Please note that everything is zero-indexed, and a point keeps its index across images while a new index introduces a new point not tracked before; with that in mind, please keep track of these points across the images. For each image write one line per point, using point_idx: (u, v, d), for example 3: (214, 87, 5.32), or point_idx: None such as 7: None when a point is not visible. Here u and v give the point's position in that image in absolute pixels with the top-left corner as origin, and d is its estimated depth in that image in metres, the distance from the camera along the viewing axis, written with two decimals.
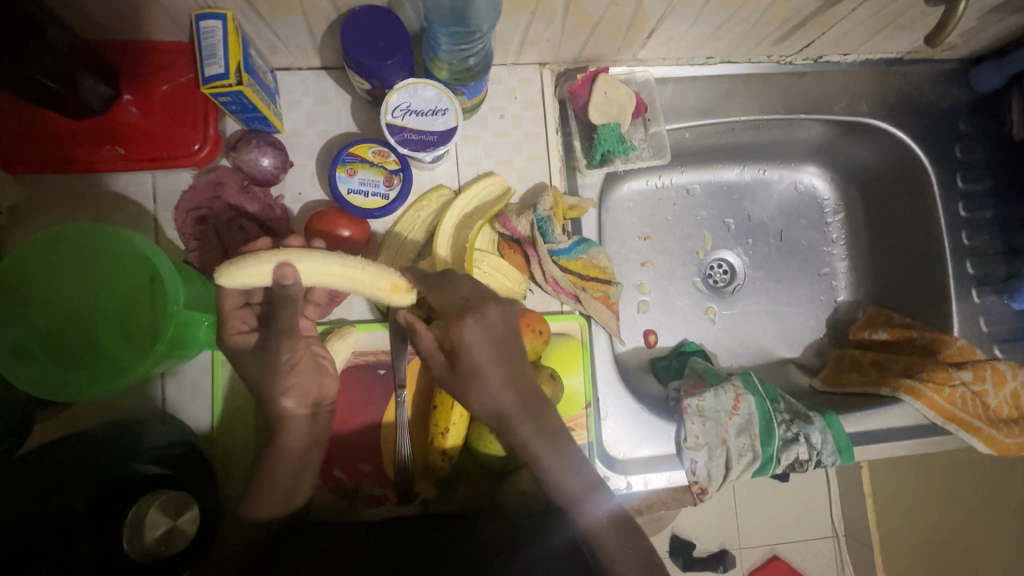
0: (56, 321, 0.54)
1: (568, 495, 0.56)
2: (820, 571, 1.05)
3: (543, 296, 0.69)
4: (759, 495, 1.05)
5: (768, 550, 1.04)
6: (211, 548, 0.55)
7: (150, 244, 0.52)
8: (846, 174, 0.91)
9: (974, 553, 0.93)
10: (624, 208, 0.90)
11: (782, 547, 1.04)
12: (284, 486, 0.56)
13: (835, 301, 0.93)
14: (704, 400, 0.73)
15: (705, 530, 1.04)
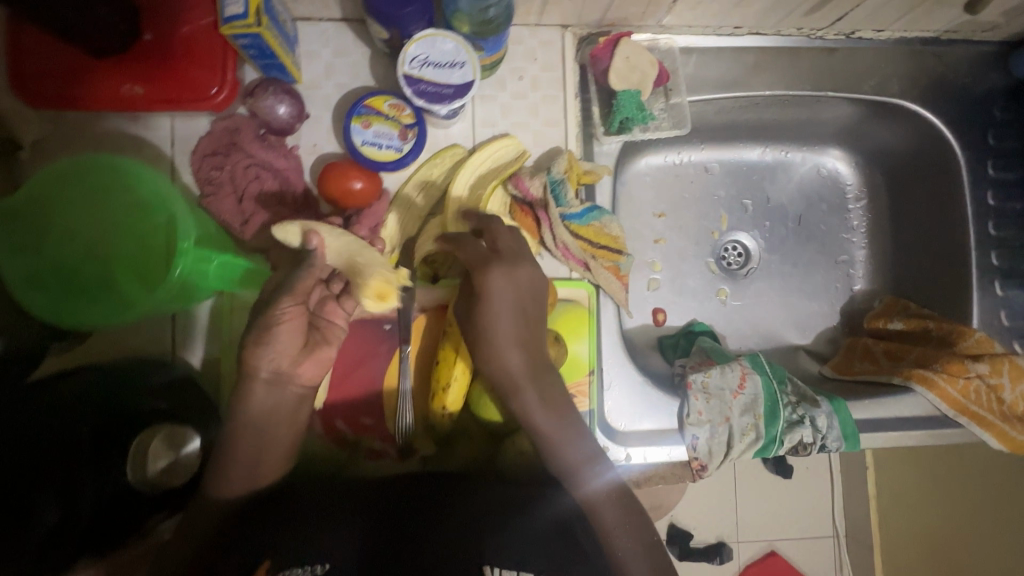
0: (71, 256, 0.55)
1: (559, 457, 0.58)
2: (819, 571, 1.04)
3: (552, 262, 0.68)
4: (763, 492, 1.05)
5: (767, 546, 1.04)
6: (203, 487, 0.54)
7: (168, 185, 0.53)
8: (871, 157, 0.89)
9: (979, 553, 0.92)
10: (639, 183, 0.90)
11: (781, 543, 1.04)
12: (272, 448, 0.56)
13: (851, 290, 0.92)
14: (709, 376, 0.73)
15: (705, 522, 1.04)
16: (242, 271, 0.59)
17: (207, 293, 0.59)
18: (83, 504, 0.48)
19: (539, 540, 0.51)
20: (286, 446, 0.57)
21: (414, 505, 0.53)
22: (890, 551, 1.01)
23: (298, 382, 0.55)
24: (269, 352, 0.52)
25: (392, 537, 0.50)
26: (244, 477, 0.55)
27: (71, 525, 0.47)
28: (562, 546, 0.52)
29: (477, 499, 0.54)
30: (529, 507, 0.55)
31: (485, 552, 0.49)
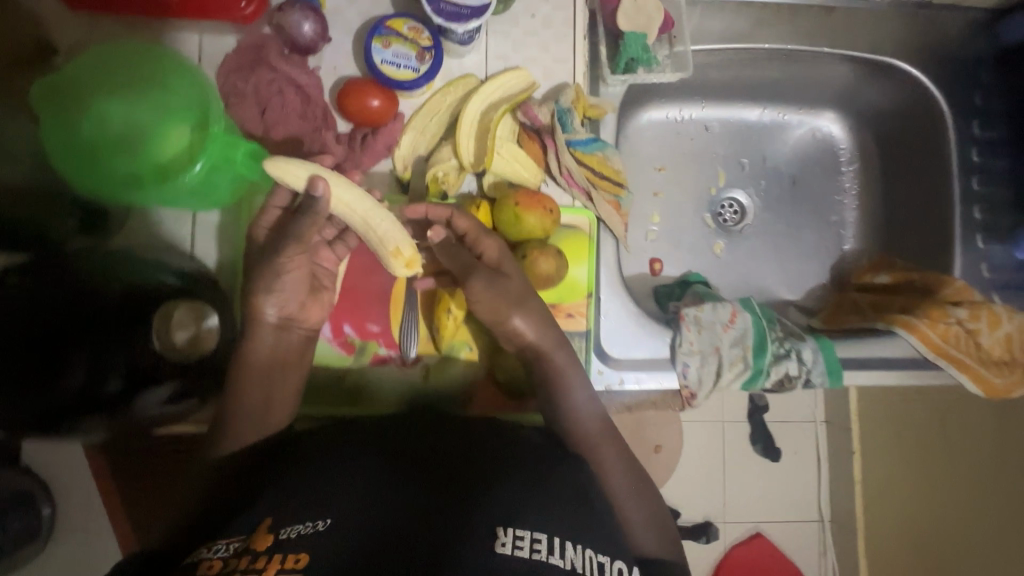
0: (102, 140, 0.55)
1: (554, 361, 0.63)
2: (804, 554, 1.08)
3: (556, 190, 0.71)
4: (751, 473, 1.09)
5: (751, 528, 1.08)
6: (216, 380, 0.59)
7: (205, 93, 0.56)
8: (864, 120, 0.93)
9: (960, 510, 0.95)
10: (641, 136, 0.93)
11: (766, 526, 1.08)
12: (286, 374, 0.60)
13: (841, 249, 0.95)
14: (701, 311, 0.76)
15: (694, 501, 1.07)
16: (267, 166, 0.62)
17: (230, 183, 0.62)
18: (110, 376, 0.51)
19: (552, 498, 0.50)
20: (293, 387, 0.61)
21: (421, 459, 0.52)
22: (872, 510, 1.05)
23: (305, 325, 0.62)
24: (287, 272, 0.57)
25: (402, 490, 0.48)
26: (254, 415, 0.59)
27: (94, 390, 0.52)
28: (573, 510, 0.50)
29: (488, 458, 0.53)
30: (541, 471, 0.53)
31: (498, 510, 0.47)
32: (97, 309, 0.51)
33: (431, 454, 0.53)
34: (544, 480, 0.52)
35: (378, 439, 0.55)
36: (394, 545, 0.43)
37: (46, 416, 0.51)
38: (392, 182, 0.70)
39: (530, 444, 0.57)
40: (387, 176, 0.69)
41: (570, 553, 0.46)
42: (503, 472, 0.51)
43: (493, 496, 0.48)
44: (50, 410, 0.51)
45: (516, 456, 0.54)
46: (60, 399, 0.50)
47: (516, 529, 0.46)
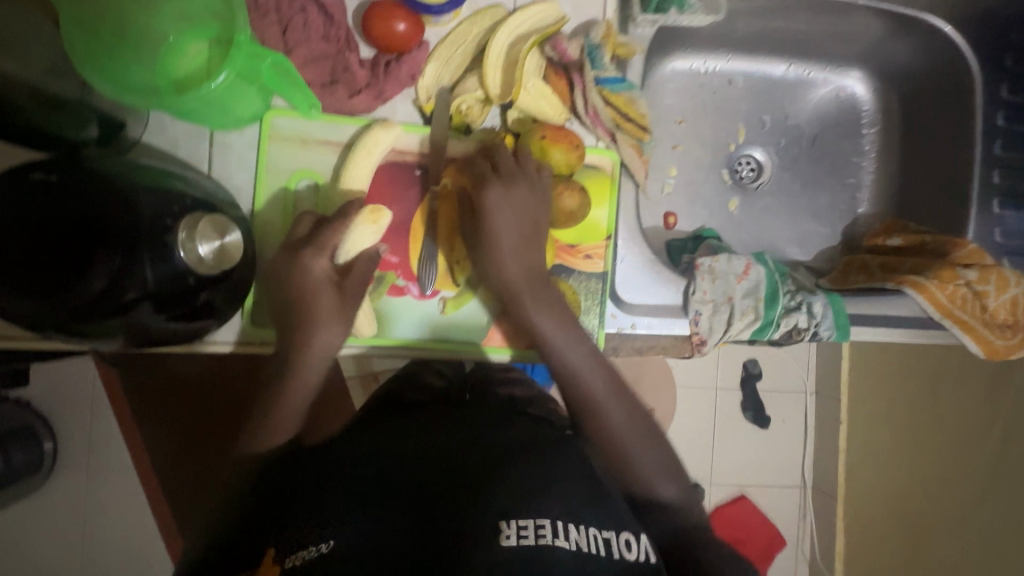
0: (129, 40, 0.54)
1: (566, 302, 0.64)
2: (783, 507, 1.30)
3: (580, 130, 0.70)
4: (738, 439, 1.28)
5: (738, 490, 1.28)
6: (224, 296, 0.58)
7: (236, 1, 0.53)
8: (889, 79, 0.92)
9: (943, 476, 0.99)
10: (664, 86, 0.91)
11: (750, 488, 1.28)
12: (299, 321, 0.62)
13: (854, 212, 0.95)
14: (716, 261, 0.77)
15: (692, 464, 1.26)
16: (300, 95, 0.61)
17: (255, 101, 0.61)
18: (131, 286, 0.50)
19: (552, 484, 0.52)
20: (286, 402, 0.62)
21: (417, 467, 0.53)
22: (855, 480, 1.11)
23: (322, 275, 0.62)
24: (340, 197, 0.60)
25: (399, 497, 0.50)
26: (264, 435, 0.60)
27: (114, 295, 0.50)
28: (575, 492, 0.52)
29: (481, 459, 0.54)
30: (539, 461, 0.55)
31: (502, 506, 0.48)
32: (122, 216, 0.49)
33: (428, 462, 0.54)
34: (543, 467, 0.54)
35: (375, 452, 0.56)
36: (404, 561, 0.44)
37: (68, 315, 0.50)
38: (415, 113, 0.68)
39: (525, 440, 0.59)
40: (411, 107, 0.68)
41: (574, 534, 0.47)
42: (499, 471, 0.52)
43: (495, 492, 0.50)
44: (68, 313, 0.49)
45: (512, 453, 0.55)
46: (81, 302, 0.49)
47: (517, 520, 0.47)
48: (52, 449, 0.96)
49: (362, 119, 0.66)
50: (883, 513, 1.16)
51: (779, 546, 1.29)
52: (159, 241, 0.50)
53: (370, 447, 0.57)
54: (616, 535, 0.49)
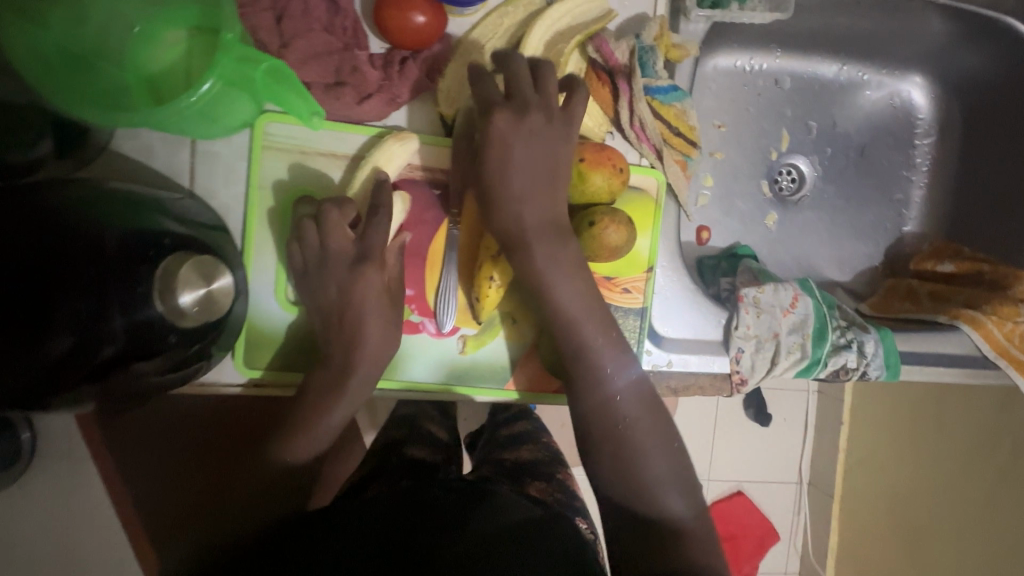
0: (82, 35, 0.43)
1: (604, 355, 0.55)
2: (780, 506, 1.25)
3: (622, 145, 0.61)
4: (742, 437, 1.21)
5: (734, 486, 1.22)
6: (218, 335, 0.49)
7: None
8: (951, 86, 0.84)
9: None
10: (705, 86, 0.82)
11: (747, 485, 1.22)
12: (308, 354, 0.58)
13: (900, 231, 0.88)
14: (762, 292, 0.69)
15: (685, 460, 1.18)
16: (298, 101, 0.50)
17: (246, 108, 0.51)
18: (105, 341, 0.42)
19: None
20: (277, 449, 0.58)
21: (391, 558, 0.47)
22: None
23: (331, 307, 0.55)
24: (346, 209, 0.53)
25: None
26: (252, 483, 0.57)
27: (85, 359, 0.42)
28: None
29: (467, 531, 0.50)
30: (537, 550, 0.49)
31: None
32: (88, 263, 0.41)
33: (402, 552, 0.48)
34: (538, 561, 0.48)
35: (349, 531, 0.50)
36: None
37: (28, 386, 0.41)
38: (434, 122, 0.59)
39: (523, 519, 0.53)
40: (429, 114, 0.58)
41: None
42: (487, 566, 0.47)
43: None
44: (27, 379, 0.41)
45: (508, 539, 0.50)
46: (44, 369, 0.41)
47: None
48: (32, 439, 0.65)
49: (373, 129, 0.57)
50: (886, 528, 1.12)
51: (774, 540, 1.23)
52: (133, 290, 0.42)
53: (345, 523, 0.51)
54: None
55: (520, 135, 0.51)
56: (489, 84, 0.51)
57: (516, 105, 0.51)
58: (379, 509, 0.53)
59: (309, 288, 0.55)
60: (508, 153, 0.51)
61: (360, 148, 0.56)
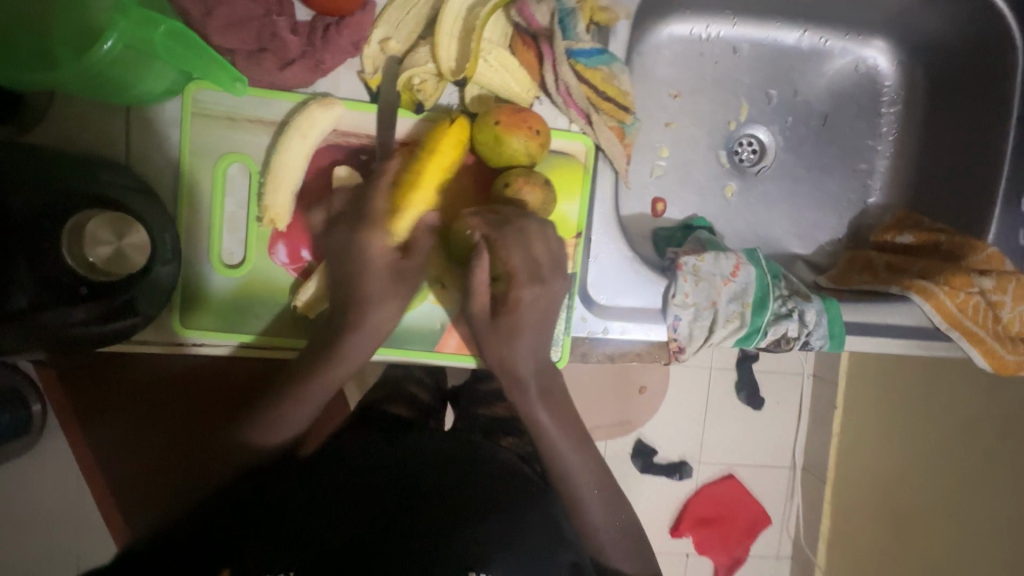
0: None
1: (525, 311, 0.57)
2: (774, 494, 1.16)
3: (551, 111, 0.62)
4: (734, 421, 1.14)
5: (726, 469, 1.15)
6: (137, 293, 0.50)
7: None
8: (915, 51, 0.82)
9: (923, 495, 0.95)
10: (659, 55, 0.81)
11: (739, 468, 1.15)
12: (242, 314, 0.59)
13: (864, 202, 0.87)
14: (701, 261, 0.69)
15: (670, 443, 1.12)
16: (221, 73, 0.51)
17: (167, 74, 0.53)
18: (18, 291, 0.46)
19: (507, 532, 0.61)
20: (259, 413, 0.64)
21: (379, 517, 0.60)
22: (841, 490, 1.10)
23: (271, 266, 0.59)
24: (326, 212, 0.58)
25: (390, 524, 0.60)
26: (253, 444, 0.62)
27: None
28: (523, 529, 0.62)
29: (451, 498, 0.63)
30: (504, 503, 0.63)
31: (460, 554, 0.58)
32: None
33: (382, 516, 0.60)
34: (500, 519, 0.62)
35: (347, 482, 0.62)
36: None
37: None
38: (360, 88, 0.60)
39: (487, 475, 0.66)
40: (356, 80, 0.59)
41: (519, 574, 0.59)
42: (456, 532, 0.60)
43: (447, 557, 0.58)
44: None
45: (471, 506, 0.62)
46: None
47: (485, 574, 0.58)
48: (40, 413, 0.78)
49: (298, 95, 0.58)
50: (862, 513, 1.05)
51: (764, 525, 1.15)
52: (41, 244, 0.46)
53: (346, 474, 0.63)
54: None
55: (537, 303, 0.59)
56: (512, 256, 0.56)
57: (529, 281, 0.59)
58: (374, 470, 0.64)
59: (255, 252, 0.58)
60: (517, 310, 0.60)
61: (287, 111, 0.58)
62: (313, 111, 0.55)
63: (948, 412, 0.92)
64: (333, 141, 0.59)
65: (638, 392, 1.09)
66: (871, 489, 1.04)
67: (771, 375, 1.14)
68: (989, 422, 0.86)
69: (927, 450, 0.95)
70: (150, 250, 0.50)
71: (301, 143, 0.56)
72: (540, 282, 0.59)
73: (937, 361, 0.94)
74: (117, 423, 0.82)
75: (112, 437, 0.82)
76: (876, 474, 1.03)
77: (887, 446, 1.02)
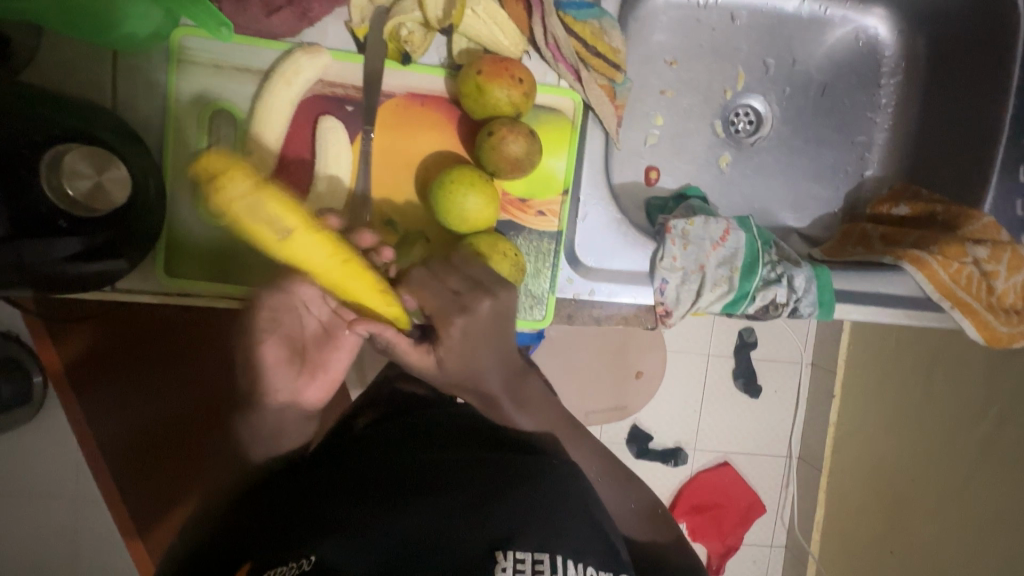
0: None
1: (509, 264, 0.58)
2: (767, 482, 1.15)
3: (540, 66, 0.62)
4: (730, 407, 1.13)
5: (721, 456, 1.14)
6: (119, 229, 0.51)
7: None
8: (918, 20, 0.80)
9: (919, 482, 0.94)
10: (656, 20, 0.80)
11: (735, 456, 1.14)
12: (227, 265, 0.59)
13: (862, 175, 0.86)
14: (691, 225, 0.68)
15: (665, 428, 1.10)
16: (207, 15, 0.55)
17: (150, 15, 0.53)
18: None
19: (547, 515, 0.47)
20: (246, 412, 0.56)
21: (382, 509, 0.46)
22: (837, 477, 1.08)
23: None
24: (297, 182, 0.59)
25: (396, 496, 0.48)
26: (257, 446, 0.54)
27: None
28: (560, 517, 0.48)
29: (464, 470, 0.51)
30: (530, 476, 0.51)
31: (478, 541, 0.44)
32: None
33: (389, 505, 0.47)
34: (534, 499, 0.48)
35: (334, 483, 0.50)
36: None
37: None
38: (347, 39, 0.59)
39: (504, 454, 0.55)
40: (343, 31, 0.59)
41: (572, 572, 0.44)
42: (480, 516, 0.46)
43: (467, 526, 0.45)
44: None
45: (488, 481, 0.50)
46: None
47: (516, 552, 0.44)
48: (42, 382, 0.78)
49: (284, 43, 0.58)
50: (862, 497, 1.03)
51: (759, 513, 1.14)
52: (18, 172, 0.46)
53: (339, 471, 0.52)
54: (550, 559, 0.44)
55: (466, 336, 0.53)
56: (445, 278, 0.53)
57: (473, 291, 0.53)
58: (376, 460, 0.53)
59: None
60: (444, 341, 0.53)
61: (273, 58, 0.58)
62: (296, 59, 0.56)
63: (950, 400, 0.90)
64: (322, 86, 0.58)
65: (635, 376, 1.07)
66: (871, 479, 1.02)
67: (770, 364, 1.13)
68: (992, 409, 0.84)
69: (925, 436, 0.94)
70: (131, 187, 0.50)
71: (279, 87, 0.55)
72: (484, 289, 0.53)
73: (935, 344, 0.93)
74: (121, 385, 0.82)
75: (113, 404, 0.81)
76: (875, 461, 1.01)
77: (886, 430, 1.00)
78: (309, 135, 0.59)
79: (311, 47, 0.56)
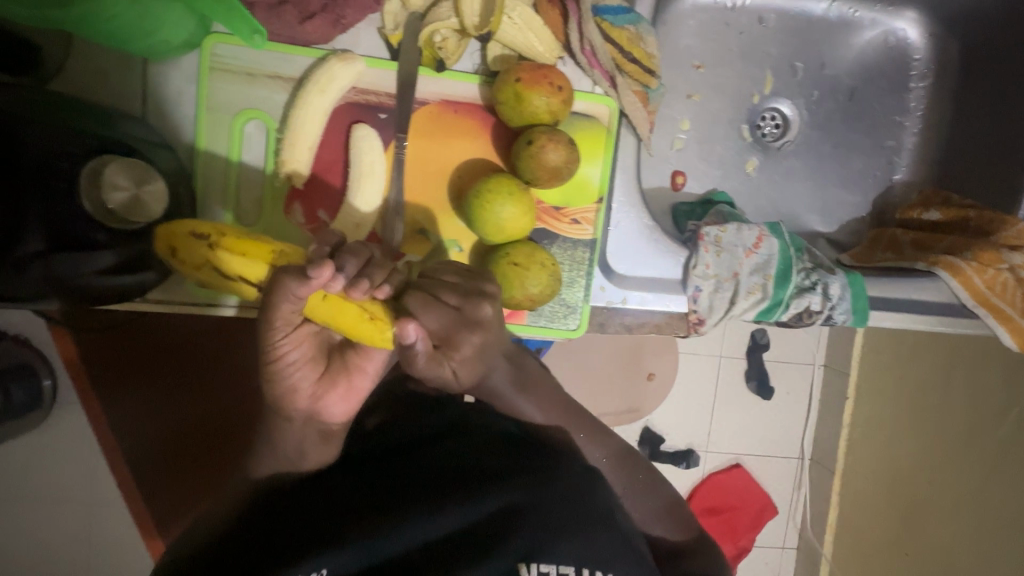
0: None
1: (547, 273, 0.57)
2: (781, 485, 1.12)
3: (574, 72, 0.61)
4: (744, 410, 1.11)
5: (734, 459, 1.11)
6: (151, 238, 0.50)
7: None
8: (950, 24, 0.79)
9: (936, 481, 0.93)
10: (683, 24, 0.80)
11: (748, 458, 1.11)
12: None
13: (890, 179, 0.85)
14: (724, 232, 0.67)
15: (679, 431, 1.08)
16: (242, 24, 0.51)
17: (185, 23, 0.52)
18: (27, 236, 0.43)
19: (574, 526, 0.47)
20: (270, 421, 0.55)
21: (407, 515, 0.47)
22: (851, 476, 1.05)
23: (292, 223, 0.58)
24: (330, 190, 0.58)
25: (415, 506, 0.47)
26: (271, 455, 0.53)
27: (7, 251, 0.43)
28: (586, 527, 0.47)
29: (487, 475, 0.50)
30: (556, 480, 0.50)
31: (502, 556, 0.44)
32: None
33: (410, 514, 0.47)
34: (560, 507, 0.48)
35: (354, 490, 0.50)
36: None
37: None
38: (381, 47, 0.59)
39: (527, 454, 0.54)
40: (376, 38, 0.58)
41: None
42: (505, 530, 0.46)
43: (488, 539, 0.45)
44: None
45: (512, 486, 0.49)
46: None
47: (540, 565, 0.44)
48: (51, 387, 0.76)
49: (318, 51, 0.57)
50: (881, 500, 1.01)
51: (772, 515, 1.10)
52: (55, 185, 0.44)
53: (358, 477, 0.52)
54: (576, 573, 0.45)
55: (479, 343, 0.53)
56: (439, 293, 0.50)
57: (474, 300, 0.51)
58: (396, 465, 0.53)
59: (273, 211, 0.57)
60: (458, 353, 0.53)
61: (306, 65, 0.57)
62: (332, 69, 0.55)
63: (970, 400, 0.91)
64: (356, 93, 0.58)
65: (648, 378, 1.05)
66: (886, 481, 1.01)
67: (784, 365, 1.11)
68: None
69: (947, 439, 0.93)
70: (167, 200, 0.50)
71: (313, 96, 0.55)
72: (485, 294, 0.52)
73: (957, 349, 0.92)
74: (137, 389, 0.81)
75: (128, 411, 0.80)
76: (893, 462, 1.00)
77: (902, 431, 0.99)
78: (341, 142, 0.58)
79: (346, 57, 0.56)
